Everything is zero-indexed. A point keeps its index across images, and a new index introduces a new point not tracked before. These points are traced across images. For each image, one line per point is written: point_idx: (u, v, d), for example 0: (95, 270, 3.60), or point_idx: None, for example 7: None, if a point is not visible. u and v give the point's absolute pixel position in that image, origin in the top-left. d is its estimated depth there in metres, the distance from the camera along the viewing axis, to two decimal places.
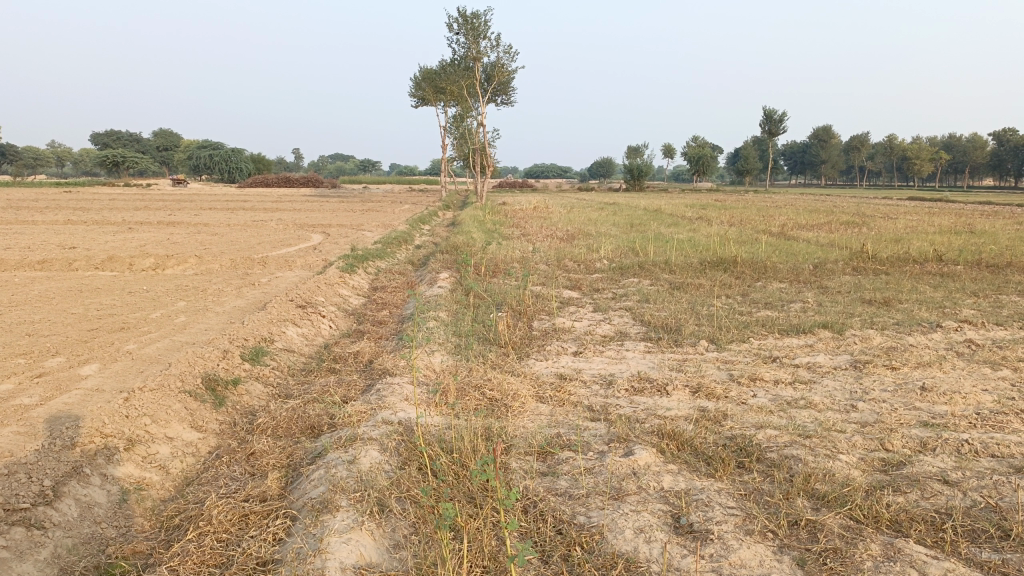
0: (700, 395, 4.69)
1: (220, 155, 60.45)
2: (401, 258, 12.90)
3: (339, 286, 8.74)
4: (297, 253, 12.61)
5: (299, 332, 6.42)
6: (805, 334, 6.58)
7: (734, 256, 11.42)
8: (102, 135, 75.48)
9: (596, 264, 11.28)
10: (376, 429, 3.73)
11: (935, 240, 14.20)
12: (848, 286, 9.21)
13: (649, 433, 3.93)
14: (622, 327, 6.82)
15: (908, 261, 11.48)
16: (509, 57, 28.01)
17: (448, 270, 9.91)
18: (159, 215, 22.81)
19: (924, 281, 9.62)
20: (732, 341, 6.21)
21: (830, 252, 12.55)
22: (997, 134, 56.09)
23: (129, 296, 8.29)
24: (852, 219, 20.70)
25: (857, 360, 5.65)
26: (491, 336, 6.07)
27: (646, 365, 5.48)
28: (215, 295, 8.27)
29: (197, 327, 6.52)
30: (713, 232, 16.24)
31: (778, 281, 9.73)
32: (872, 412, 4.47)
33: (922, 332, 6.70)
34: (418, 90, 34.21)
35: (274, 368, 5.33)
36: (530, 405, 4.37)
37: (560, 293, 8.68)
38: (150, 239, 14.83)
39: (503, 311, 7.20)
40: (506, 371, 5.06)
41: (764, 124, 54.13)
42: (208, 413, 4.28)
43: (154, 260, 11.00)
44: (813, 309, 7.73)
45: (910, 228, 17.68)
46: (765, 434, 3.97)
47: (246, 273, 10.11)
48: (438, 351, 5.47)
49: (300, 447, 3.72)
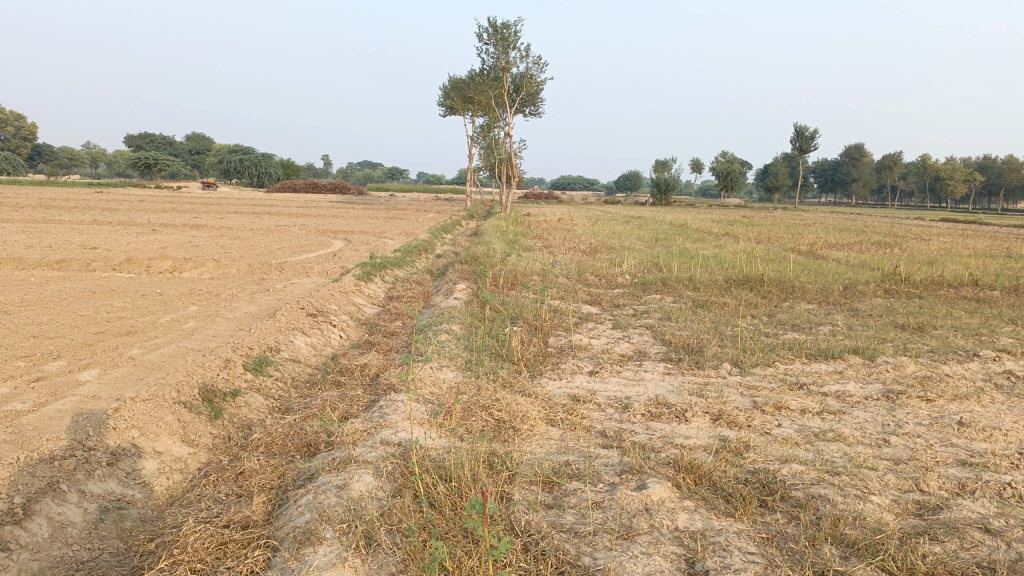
0: (720, 423, 4.42)
1: (249, 160, 61.01)
2: (420, 267, 12.73)
3: (354, 295, 8.57)
4: (316, 260, 12.49)
5: (307, 342, 6.24)
6: (833, 359, 6.28)
7: (761, 274, 11.09)
8: (136, 137, 76.58)
9: (617, 279, 11.01)
10: (372, 450, 3.52)
11: (971, 263, 13.74)
12: (880, 310, 8.86)
13: (664, 464, 3.67)
14: (641, 346, 6.56)
15: (942, 285, 11.08)
16: (538, 68, 27.86)
17: (466, 281, 9.71)
18: (185, 218, 22.94)
19: (960, 306, 9.23)
20: (757, 365, 5.93)
21: (861, 273, 12.17)
22: None
23: (142, 299, 8.19)
24: (883, 239, 20.21)
25: (889, 390, 5.34)
26: (503, 352, 5.85)
27: (665, 388, 5.21)
28: (227, 301, 8.13)
29: (204, 334, 6.37)
30: (740, 249, 15.89)
31: (806, 302, 9.40)
32: (906, 448, 4.17)
33: (958, 360, 6.36)
34: (446, 99, 34.20)
35: (276, 379, 5.15)
36: (539, 429, 4.13)
37: (579, 308, 8.44)
38: (172, 241, 14.81)
39: (518, 326, 6.98)
40: (516, 391, 4.83)
41: (795, 140, 53.48)
42: (201, 427, 4.10)
43: (172, 262, 10.93)
44: (842, 333, 7.41)
45: (944, 250, 17.20)
46: (789, 470, 3.69)
47: (262, 278, 9.98)
48: (447, 367, 5.25)
49: (292, 468, 3.51)
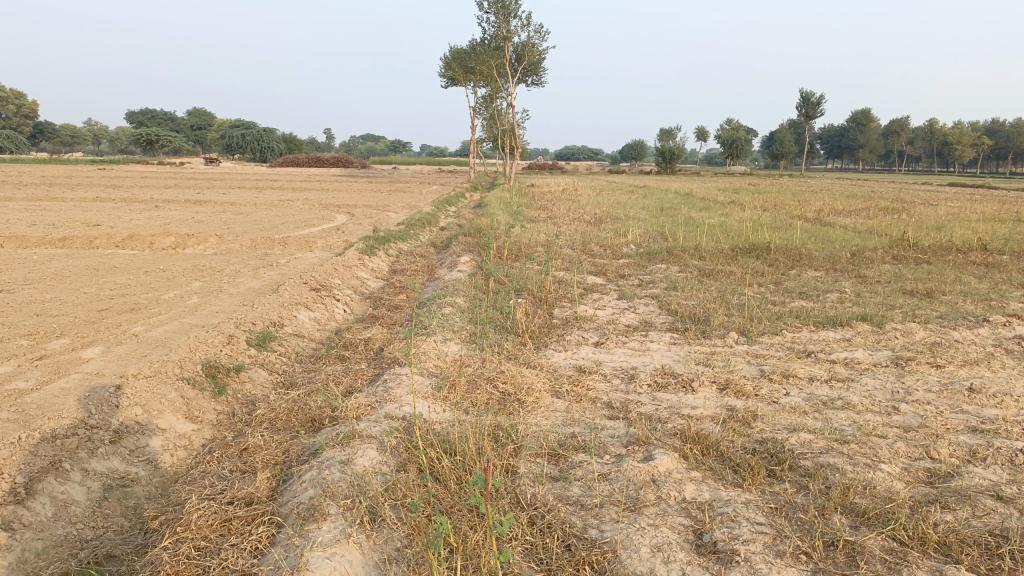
0: (728, 393, 4.38)
1: (251, 134, 60.66)
2: (423, 240, 12.66)
3: (357, 269, 8.53)
4: (319, 234, 12.43)
5: (311, 317, 6.20)
6: (841, 327, 6.21)
7: (767, 242, 10.99)
8: (137, 114, 76.21)
9: (623, 249, 10.93)
10: (376, 425, 3.48)
11: (980, 228, 13.60)
12: (888, 276, 8.77)
13: (671, 435, 3.63)
14: (647, 316, 6.51)
15: (950, 250, 10.96)
16: (540, 36, 27.52)
17: (470, 253, 9.64)
18: (188, 194, 22.85)
19: (969, 271, 9.14)
20: (764, 333, 5.88)
21: (868, 239, 12.05)
22: None
23: (145, 275, 8.15)
24: (890, 205, 20.01)
25: (899, 357, 5.28)
26: (508, 324, 5.81)
27: (671, 358, 5.16)
28: (230, 276, 8.09)
29: (208, 309, 6.34)
30: (746, 217, 15.75)
31: (813, 269, 9.32)
32: (916, 415, 4.12)
33: (967, 326, 6.29)
34: (448, 70, 33.83)
35: (280, 355, 5.12)
36: (545, 401, 4.09)
37: (584, 279, 8.38)
38: (174, 218, 14.75)
39: (523, 297, 6.93)
40: (521, 363, 4.79)
41: (801, 106, 52.90)
42: (205, 403, 4.08)
43: (175, 239, 10.88)
44: (850, 300, 7.33)
45: (951, 215, 17.04)
46: (798, 439, 3.66)
47: (265, 253, 9.93)
48: (452, 340, 5.22)
49: (296, 443, 3.49)
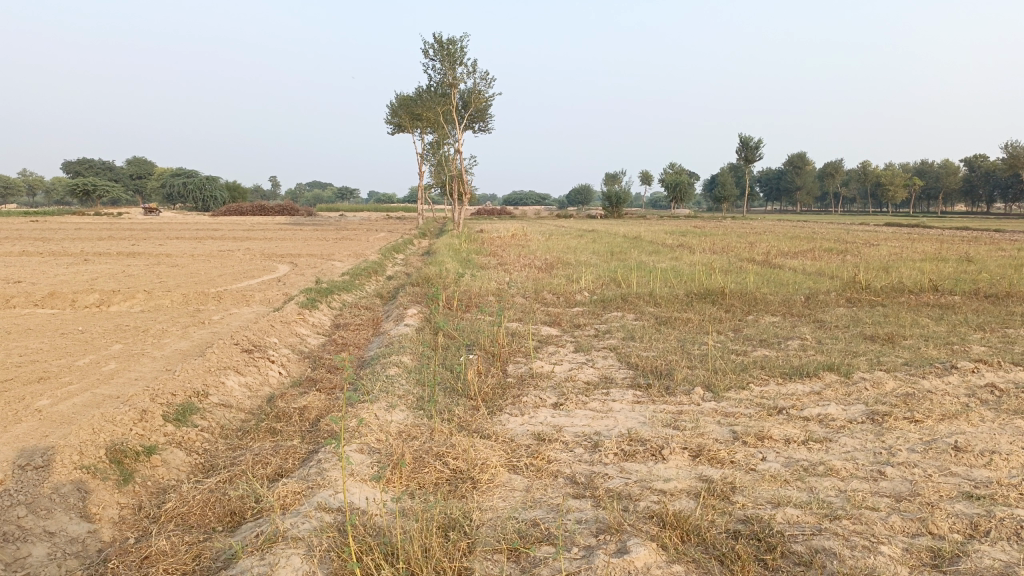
0: (701, 461, 3.99)
1: (193, 183, 59.37)
2: (369, 290, 12.16)
3: (296, 325, 7.99)
4: (258, 287, 11.82)
5: (241, 382, 5.65)
6: (809, 378, 5.92)
7: (722, 286, 10.80)
8: (73, 164, 74.18)
9: (576, 296, 10.61)
10: (304, 521, 2.97)
11: (926, 268, 13.73)
12: (846, 320, 8.62)
13: (646, 518, 3.20)
14: (606, 371, 6.12)
15: (903, 291, 10.94)
16: (486, 83, 27.60)
17: (417, 305, 9.21)
18: (121, 245, 21.93)
19: (925, 313, 9.06)
20: (730, 388, 5.54)
21: (820, 282, 11.99)
22: (970, 160, 56.86)
23: (60, 338, 7.47)
24: (835, 245, 20.28)
25: (874, 411, 4.98)
26: (458, 386, 5.35)
27: (636, 421, 4.75)
28: (156, 337, 7.47)
29: (125, 377, 5.75)
30: (698, 260, 15.65)
31: (770, 314, 9.12)
32: (904, 481, 3.79)
33: (936, 374, 6.06)
34: (394, 117, 33.68)
35: (202, 430, 4.56)
36: (501, 479, 3.64)
37: (538, 330, 8.00)
38: (103, 271, 13.96)
39: (474, 354, 6.48)
40: (474, 433, 4.33)
41: (741, 150, 54.26)
42: (107, 495, 3.52)
43: (100, 295, 10.18)
44: (813, 347, 7.09)
45: (896, 254, 17.25)
46: (784, 517, 3.27)
47: (198, 310, 9.33)
48: (397, 408, 4.74)
49: (208, 547, 2.97)
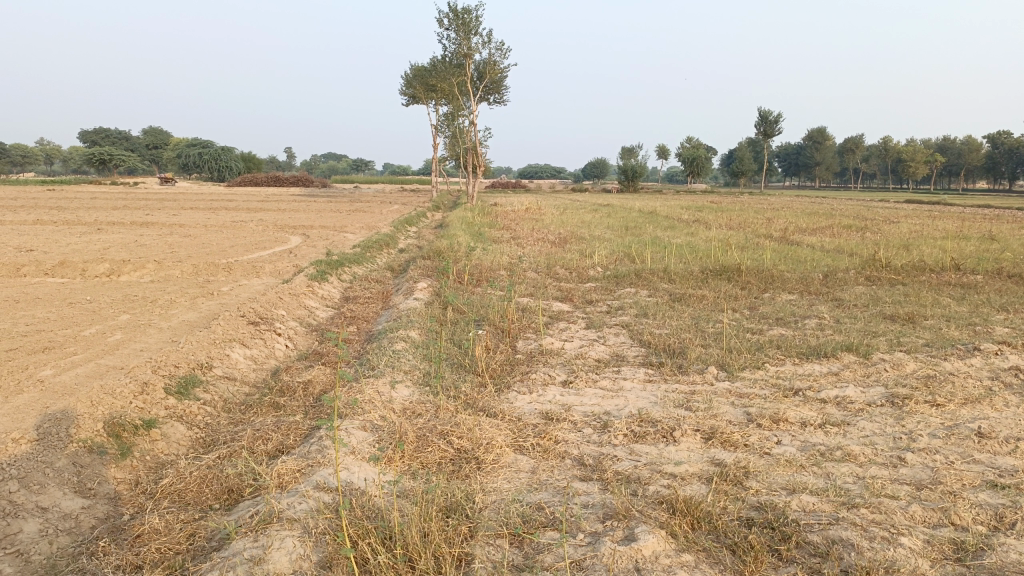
0: (714, 444, 3.86)
1: (209, 154, 59.31)
2: (380, 263, 12.06)
3: (305, 297, 7.90)
4: (269, 258, 11.74)
5: (246, 355, 5.56)
6: (827, 358, 5.76)
7: (738, 263, 10.59)
8: (90, 133, 74.21)
9: (589, 272, 10.45)
10: (301, 502, 2.89)
11: (947, 246, 13.43)
12: (865, 299, 8.41)
13: (655, 503, 3.09)
14: (618, 349, 5.99)
15: (923, 270, 10.69)
16: (501, 53, 27.20)
17: (427, 278, 9.10)
18: (135, 215, 21.96)
19: (946, 293, 8.83)
20: (745, 367, 5.39)
21: (839, 259, 11.74)
22: (993, 137, 55.76)
23: (68, 307, 7.41)
24: (854, 222, 19.94)
25: (894, 394, 4.82)
26: (466, 362, 5.25)
27: (647, 400, 4.62)
28: (163, 308, 7.41)
29: (130, 348, 5.67)
30: (714, 236, 15.41)
31: (787, 292, 8.93)
32: (925, 468, 3.65)
33: (958, 356, 5.88)
34: (408, 89, 33.35)
35: (204, 404, 4.49)
36: (506, 460, 3.54)
37: (549, 305, 7.87)
38: (115, 241, 13.92)
39: (483, 329, 6.36)
40: (480, 411, 4.22)
41: (760, 125, 53.43)
42: (104, 470, 3.44)
43: (110, 265, 10.13)
44: (830, 327, 6.91)
45: (916, 232, 16.91)
46: (800, 504, 3.15)
47: (207, 280, 9.26)
48: (402, 384, 4.64)
49: (203, 526, 2.89)
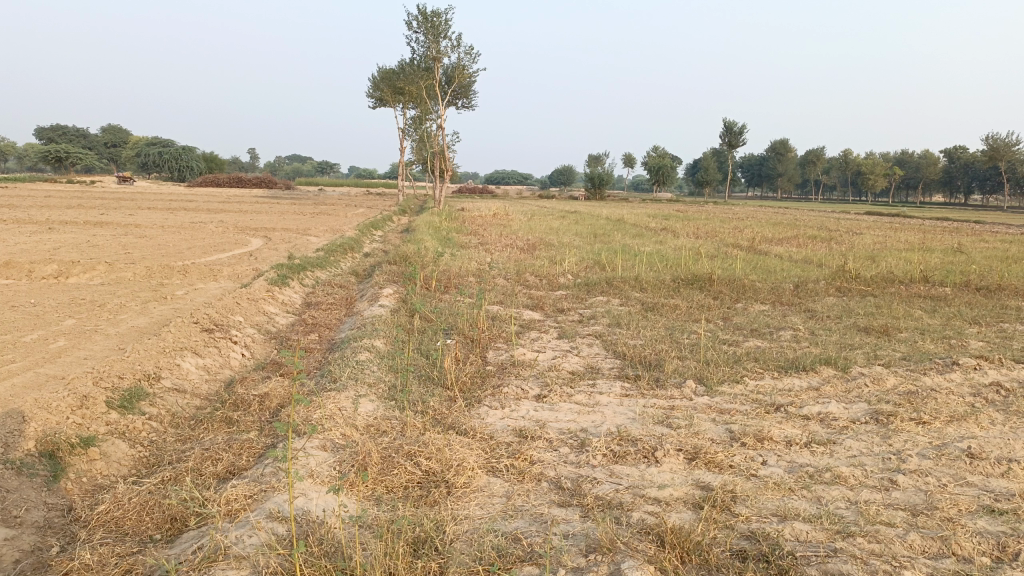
0: (698, 465, 3.64)
1: (170, 153, 58.07)
2: (344, 268, 11.71)
3: (264, 302, 7.55)
4: (229, 261, 11.32)
5: (198, 365, 5.23)
6: (806, 372, 5.60)
7: (710, 272, 10.47)
8: (46, 130, 72.12)
9: (559, 279, 10.24)
10: (251, 535, 2.60)
11: (913, 258, 13.49)
12: (838, 311, 8.32)
13: (641, 534, 2.86)
14: (592, 361, 5.77)
15: (893, 282, 10.68)
16: (470, 57, 26.96)
17: (393, 285, 8.79)
18: (90, 215, 21.24)
19: (917, 305, 8.79)
20: (723, 381, 5.21)
21: (809, 270, 11.69)
22: (949, 151, 57.15)
23: (9, 311, 6.96)
24: (819, 233, 20.08)
25: (878, 411, 4.66)
26: (434, 374, 4.97)
27: (625, 417, 4.41)
28: (112, 313, 7.00)
29: (72, 356, 5.29)
30: (683, 245, 15.33)
31: (759, 303, 8.82)
32: (918, 491, 3.47)
33: (937, 370, 5.76)
34: (375, 91, 32.91)
35: (150, 419, 4.15)
36: (479, 483, 3.29)
37: (520, 314, 7.62)
38: (66, 241, 13.35)
39: (451, 339, 6.09)
40: (450, 429, 3.95)
41: (725, 135, 53.96)
42: (33, 496, 3.10)
43: (59, 266, 9.64)
44: (806, 339, 6.77)
45: (881, 244, 17.03)
46: (794, 533, 2.94)
47: (161, 284, 8.85)
48: (367, 398, 4.35)
49: (140, 561, 2.58)
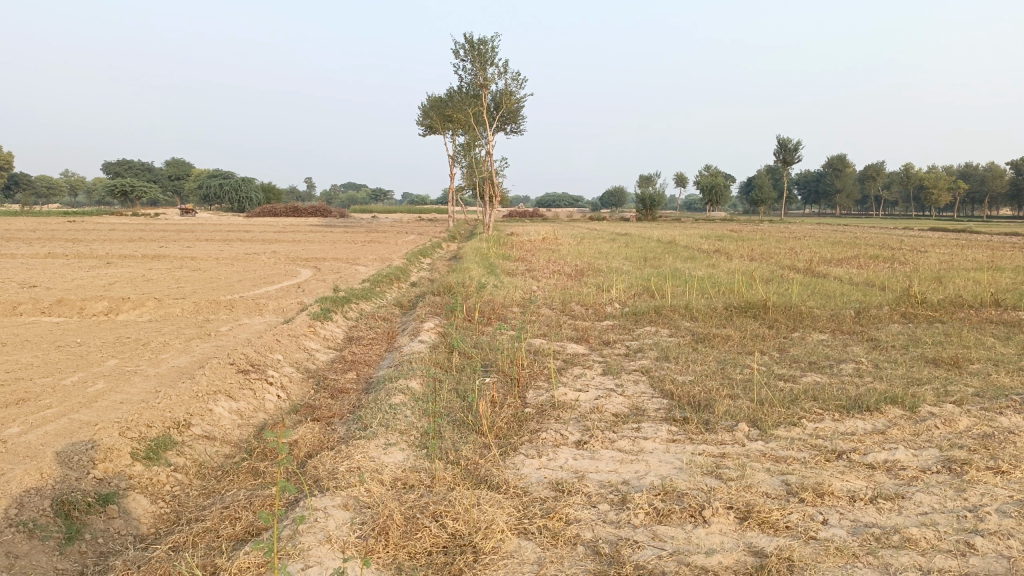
0: (750, 526, 3.34)
1: (229, 184, 59.68)
2: (389, 299, 11.64)
3: (305, 339, 7.47)
4: (276, 294, 11.34)
5: (231, 409, 5.12)
6: (869, 412, 5.20)
7: (764, 298, 10.05)
8: (114, 165, 74.87)
9: (606, 309, 9.96)
10: None
11: (983, 279, 12.80)
12: (902, 340, 7.84)
13: None
14: (637, 401, 5.47)
15: (962, 306, 10.09)
16: (517, 83, 27.04)
17: (435, 317, 8.64)
18: (150, 247, 21.73)
19: (990, 333, 8.23)
20: (779, 424, 4.85)
21: (871, 294, 11.13)
22: (1016, 163, 54.99)
23: (55, 351, 7.01)
24: (880, 252, 19.33)
25: (951, 458, 4.25)
26: (469, 419, 4.75)
27: (671, 467, 4.11)
28: (155, 352, 6.99)
29: (109, 401, 5.24)
30: (736, 268, 14.89)
31: (817, 332, 8.39)
32: (999, 558, 3.10)
33: (1016, 409, 5.29)
34: (425, 119, 33.26)
35: (175, 471, 4.03)
36: (509, 548, 3.05)
37: (564, 348, 7.37)
38: (122, 276, 13.62)
39: (490, 378, 5.87)
40: (482, 483, 3.72)
41: (779, 153, 52.97)
42: (43, 561, 2.98)
43: (110, 303, 9.76)
44: (869, 373, 6.35)
45: (947, 263, 16.25)
46: None
47: (206, 320, 8.87)
48: (397, 447, 4.15)
49: None
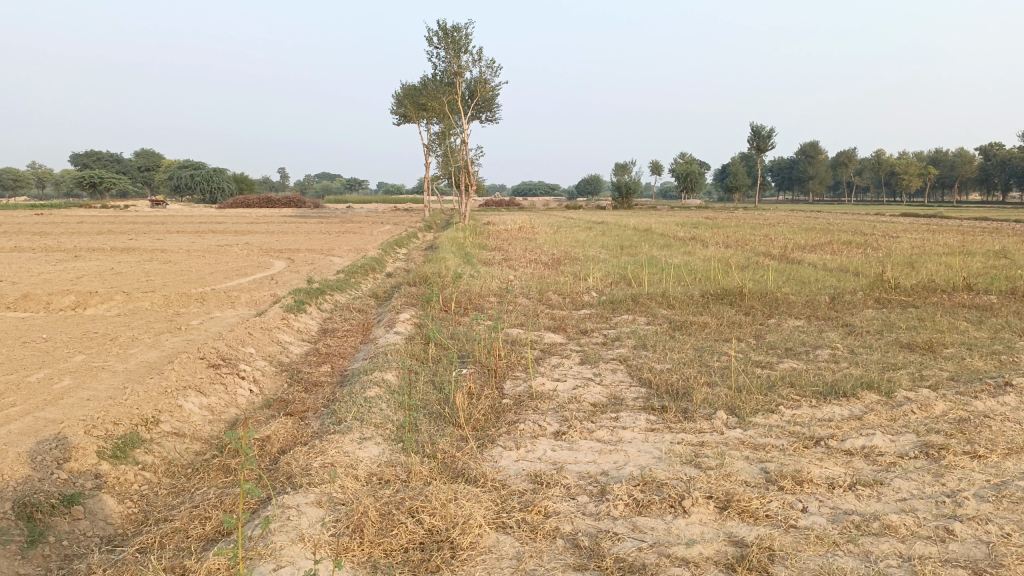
0: (730, 515, 3.31)
1: (201, 176, 58.80)
2: (364, 290, 11.52)
3: (278, 331, 7.34)
4: (249, 286, 11.17)
5: (202, 405, 5.00)
6: (846, 398, 5.21)
7: (740, 285, 10.08)
8: (82, 157, 73.43)
9: (583, 297, 9.92)
10: None
11: (953, 263, 12.95)
12: (877, 325, 7.89)
13: None
14: (615, 390, 5.43)
15: (934, 290, 10.19)
16: (492, 71, 26.98)
17: (411, 308, 8.55)
18: (120, 240, 21.35)
19: (962, 317, 8.31)
20: (757, 412, 4.84)
21: (844, 280, 11.21)
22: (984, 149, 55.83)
23: (20, 347, 6.82)
24: (853, 238, 19.52)
25: (928, 443, 4.26)
26: (445, 412, 4.68)
27: (649, 456, 4.08)
28: (123, 347, 6.83)
29: (75, 397, 5.10)
30: (711, 256, 14.94)
31: (793, 318, 8.42)
32: (978, 543, 3.09)
33: (990, 393, 5.32)
34: (399, 108, 33.00)
35: (143, 469, 3.93)
36: (487, 543, 2.99)
37: (541, 337, 7.31)
38: (90, 270, 13.33)
39: (467, 369, 5.80)
40: (459, 477, 3.66)
41: (753, 141, 53.30)
42: (3, 565, 2.87)
43: (77, 297, 9.54)
44: (844, 359, 6.37)
45: (918, 248, 16.45)
46: None
47: (176, 313, 8.69)
48: (372, 442, 4.07)
49: None
